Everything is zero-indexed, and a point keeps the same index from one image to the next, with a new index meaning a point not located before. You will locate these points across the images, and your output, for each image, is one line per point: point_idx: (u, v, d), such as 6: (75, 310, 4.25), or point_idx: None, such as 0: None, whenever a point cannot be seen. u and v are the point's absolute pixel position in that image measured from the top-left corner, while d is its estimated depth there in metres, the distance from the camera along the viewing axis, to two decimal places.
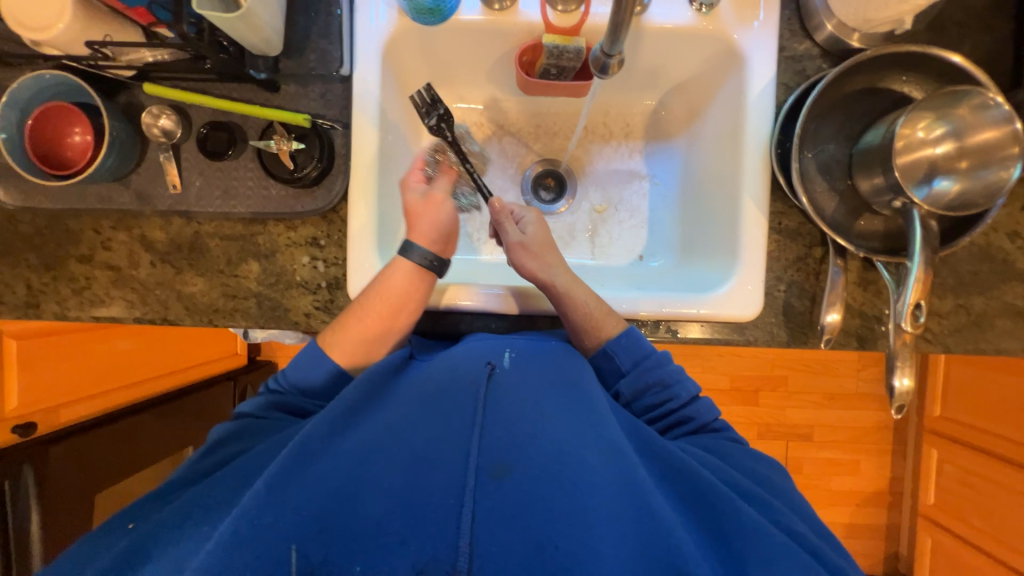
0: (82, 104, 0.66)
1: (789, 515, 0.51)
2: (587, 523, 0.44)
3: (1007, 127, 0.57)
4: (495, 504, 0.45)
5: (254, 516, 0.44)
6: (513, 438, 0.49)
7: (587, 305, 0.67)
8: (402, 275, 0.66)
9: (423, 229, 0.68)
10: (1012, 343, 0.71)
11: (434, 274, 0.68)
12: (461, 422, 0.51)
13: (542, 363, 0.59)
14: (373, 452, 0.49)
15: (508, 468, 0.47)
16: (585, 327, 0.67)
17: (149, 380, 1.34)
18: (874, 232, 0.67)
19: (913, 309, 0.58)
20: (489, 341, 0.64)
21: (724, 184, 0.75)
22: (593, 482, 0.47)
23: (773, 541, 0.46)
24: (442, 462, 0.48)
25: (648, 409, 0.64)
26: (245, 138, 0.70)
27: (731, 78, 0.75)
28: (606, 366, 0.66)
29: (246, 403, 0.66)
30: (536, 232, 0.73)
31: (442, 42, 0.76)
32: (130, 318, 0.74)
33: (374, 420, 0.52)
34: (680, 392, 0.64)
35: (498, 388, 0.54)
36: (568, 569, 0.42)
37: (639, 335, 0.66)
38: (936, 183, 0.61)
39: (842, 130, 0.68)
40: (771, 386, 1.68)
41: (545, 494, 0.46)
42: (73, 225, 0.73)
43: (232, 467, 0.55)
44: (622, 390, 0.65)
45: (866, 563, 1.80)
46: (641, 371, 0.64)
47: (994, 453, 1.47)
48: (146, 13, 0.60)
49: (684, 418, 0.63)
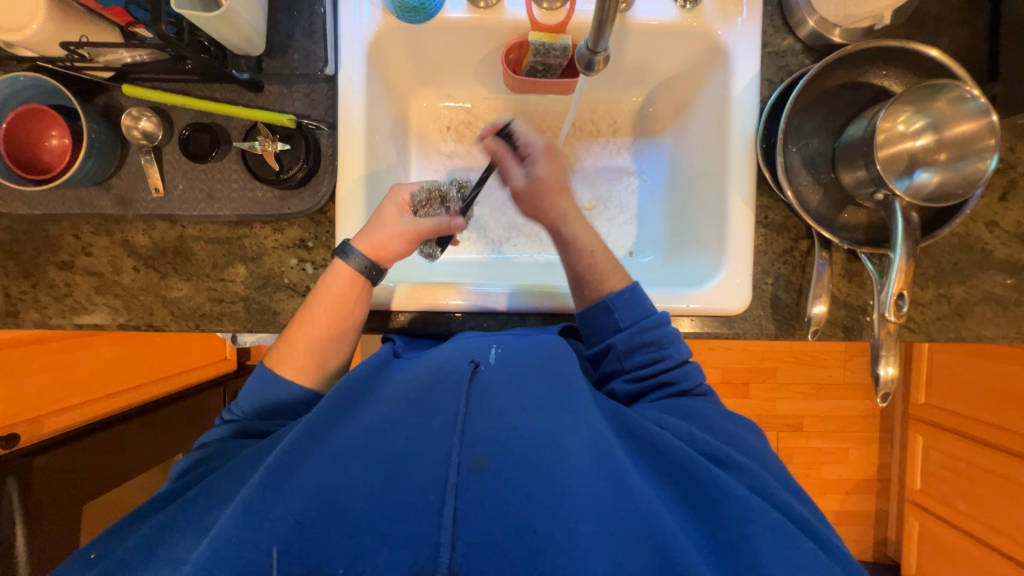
0: (58, 106, 0.64)
1: (768, 479, 0.51)
2: (565, 505, 0.46)
3: (984, 120, 0.58)
4: (474, 496, 0.46)
5: (233, 531, 0.43)
6: (494, 432, 0.51)
7: (591, 258, 0.69)
8: (342, 279, 0.65)
9: (371, 236, 0.66)
10: (992, 331, 0.73)
11: (369, 281, 0.66)
12: (443, 420, 0.52)
13: (524, 356, 0.60)
14: (353, 454, 0.49)
15: (487, 460, 0.48)
16: (586, 278, 0.68)
17: (136, 387, 1.31)
18: (857, 224, 0.68)
19: (897, 299, 0.59)
20: (475, 338, 0.65)
21: (711, 179, 0.76)
22: (571, 469, 0.48)
23: (758, 516, 0.46)
24: (422, 459, 0.49)
25: (638, 366, 0.65)
26: (229, 140, 0.69)
27: (714, 75, 0.76)
28: (604, 319, 0.66)
29: (209, 434, 0.65)
30: (543, 173, 0.70)
31: (427, 39, 0.75)
32: (114, 325, 0.72)
33: (354, 423, 0.52)
34: (673, 353, 0.64)
35: (481, 386, 0.55)
36: (546, 553, 0.43)
37: (642, 294, 0.66)
38: (916, 175, 0.64)
39: (825, 124, 0.69)
40: (762, 379, 1.70)
41: (526, 484, 0.47)
42: (53, 231, 0.71)
43: (209, 480, 0.55)
44: (615, 344, 0.65)
45: (856, 549, 1.84)
46: (638, 329, 0.64)
47: (979, 438, 1.51)
48: (125, 13, 0.58)
49: (670, 380, 0.63)
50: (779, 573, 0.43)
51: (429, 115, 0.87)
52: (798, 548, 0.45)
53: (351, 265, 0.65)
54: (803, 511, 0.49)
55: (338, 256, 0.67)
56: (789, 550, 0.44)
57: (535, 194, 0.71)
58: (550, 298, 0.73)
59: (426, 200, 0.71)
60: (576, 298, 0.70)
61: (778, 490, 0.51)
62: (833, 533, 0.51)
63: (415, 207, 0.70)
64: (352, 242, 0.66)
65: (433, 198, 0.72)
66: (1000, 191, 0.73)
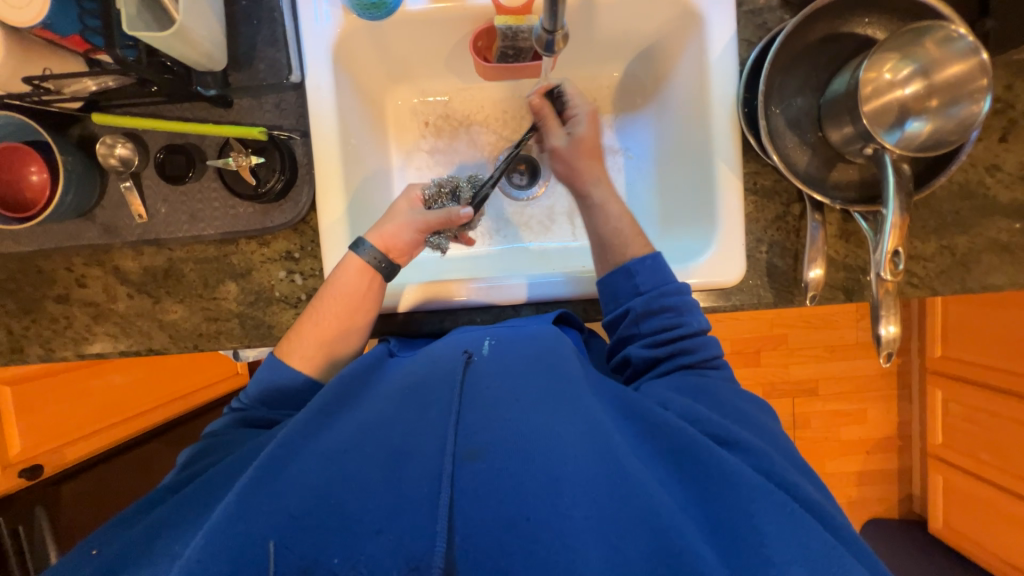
0: (32, 143, 0.64)
1: (769, 455, 0.51)
2: (559, 491, 0.46)
3: (974, 59, 0.55)
4: (469, 485, 0.47)
5: (229, 527, 0.45)
6: (488, 421, 0.51)
7: (617, 223, 0.70)
8: (353, 273, 0.66)
9: (386, 230, 0.68)
10: (1000, 279, 0.71)
11: (383, 276, 0.68)
12: (438, 412, 0.52)
13: (520, 346, 0.60)
14: (348, 450, 0.49)
15: (481, 450, 0.49)
16: (610, 242, 0.69)
17: (153, 410, 1.34)
18: (849, 182, 0.66)
19: (892, 257, 0.58)
20: (469, 332, 0.65)
21: (696, 149, 0.74)
22: (566, 454, 0.48)
23: (756, 489, 0.46)
24: (417, 453, 0.49)
25: (655, 331, 0.64)
26: (203, 159, 0.68)
27: (689, 40, 0.74)
28: (624, 284, 0.66)
29: (215, 423, 0.65)
30: (582, 136, 0.73)
31: (393, 35, 0.74)
32: (115, 352, 0.73)
33: (349, 420, 0.53)
34: (690, 322, 0.64)
35: (474, 376, 0.56)
36: (539, 537, 0.44)
37: (664, 264, 0.67)
38: (908, 125, 0.61)
39: (809, 80, 0.66)
40: (772, 346, 1.68)
41: (520, 471, 0.47)
42: (46, 266, 0.73)
43: (214, 471, 0.56)
44: (633, 306, 0.65)
45: (880, 508, 1.83)
46: (658, 294, 0.64)
47: (999, 387, 1.48)
48: (82, 42, 0.56)
49: (686, 349, 0.62)
50: (778, 549, 0.43)
51: (405, 113, 0.86)
52: (793, 518, 0.45)
53: (363, 257, 0.66)
54: (802, 483, 0.49)
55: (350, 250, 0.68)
56: (787, 521, 0.45)
57: (574, 156, 0.73)
58: (551, 285, 0.73)
59: (437, 193, 0.75)
60: (597, 262, 0.71)
61: (783, 466, 0.50)
62: (835, 505, 0.51)
63: (426, 201, 0.73)
64: (365, 235, 0.68)
65: (443, 193, 0.75)
66: (999, 132, 0.70)
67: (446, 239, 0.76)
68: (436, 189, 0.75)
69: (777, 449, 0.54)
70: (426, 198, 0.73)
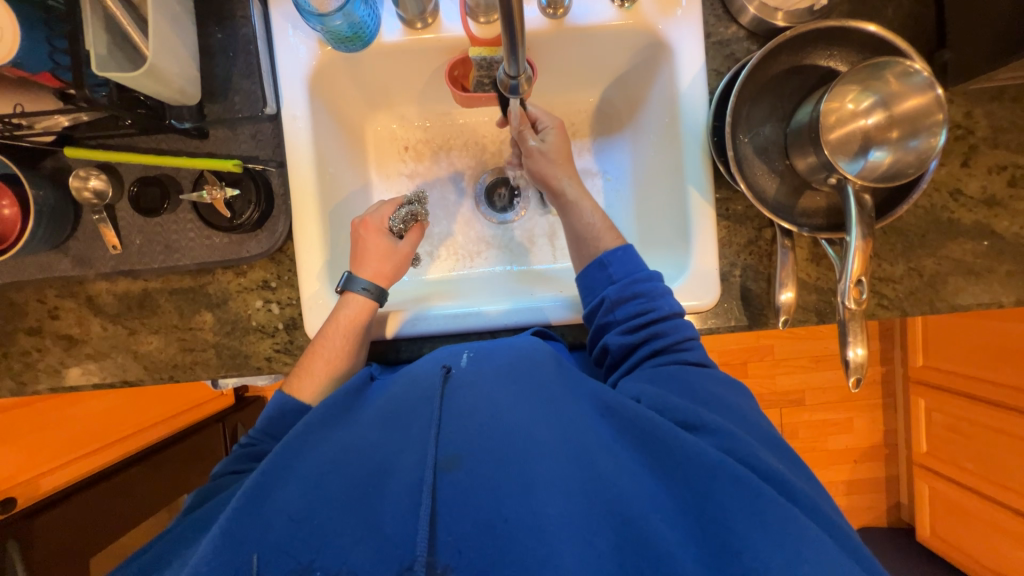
0: (3, 177, 0.64)
1: (742, 438, 0.49)
2: (533, 489, 0.46)
3: (929, 93, 0.57)
4: (449, 495, 0.47)
5: (211, 559, 0.45)
6: (466, 430, 0.51)
7: (590, 218, 0.71)
8: (352, 311, 0.68)
9: (384, 264, 0.71)
10: (968, 300, 0.72)
11: (375, 304, 0.69)
12: (419, 428, 0.52)
13: (498, 355, 0.61)
14: (330, 471, 0.50)
15: (459, 458, 0.48)
16: (584, 237, 0.71)
17: (136, 433, 1.37)
18: (816, 209, 0.68)
19: (856, 285, 0.59)
20: (448, 348, 0.66)
21: (671, 175, 0.76)
22: (541, 455, 0.48)
23: (722, 473, 0.45)
24: (397, 471, 0.49)
25: (630, 318, 0.64)
26: (179, 190, 0.69)
27: (662, 70, 0.75)
28: (597, 275, 0.67)
29: (221, 464, 0.63)
30: (552, 141, 0.74)
31: (370, 66, 0.75)
32: (89, 385, 0.73)
33: (334, 437, 0.53)
34: (663, 306, 0.64)
35: (454, 388, 0.56)
36: (518, 539, 0.43)
37: (636, 253, 0.68)
38: (871, 154, 0.63)
39: (775, 111, 0.68)
40: (758, 358, 1.70)
41: (496, 475, 0.47)
42: (18, 298, 0.72)
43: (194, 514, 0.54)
44: (607, 296, 0.65)
45: (869, 516, 1.85)
46: (630, 282, 0.65)
47: (980, 397, 1.50)
48: (53, 78, 0.58)
49: (660, 332, 0.62)
50: (750, 526, 0.42)
51: (386, 138, 0.86)
52: (753, 489, 0.44)
53: (359, 292, 0.68)
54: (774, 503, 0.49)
55: (343, 289, 0.69)
56: (753, 500, 0.43)
57: (543, 160, 0.74)
58: (530, 306, 0.73)
59: (402, 223, 0.73)
60: (576, 258, 0.73)
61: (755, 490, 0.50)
62: None
63: (394, 230, 0.73)
64: (355, 273, 0.69)
65: (412, 220, 0.74)
66: (961, 157, 0.72)
67: (424, 252, 0.85)
68: (404, 221, 0.73)
69: (764, 443, 0.52)
70: (393, 227, 0.73)
